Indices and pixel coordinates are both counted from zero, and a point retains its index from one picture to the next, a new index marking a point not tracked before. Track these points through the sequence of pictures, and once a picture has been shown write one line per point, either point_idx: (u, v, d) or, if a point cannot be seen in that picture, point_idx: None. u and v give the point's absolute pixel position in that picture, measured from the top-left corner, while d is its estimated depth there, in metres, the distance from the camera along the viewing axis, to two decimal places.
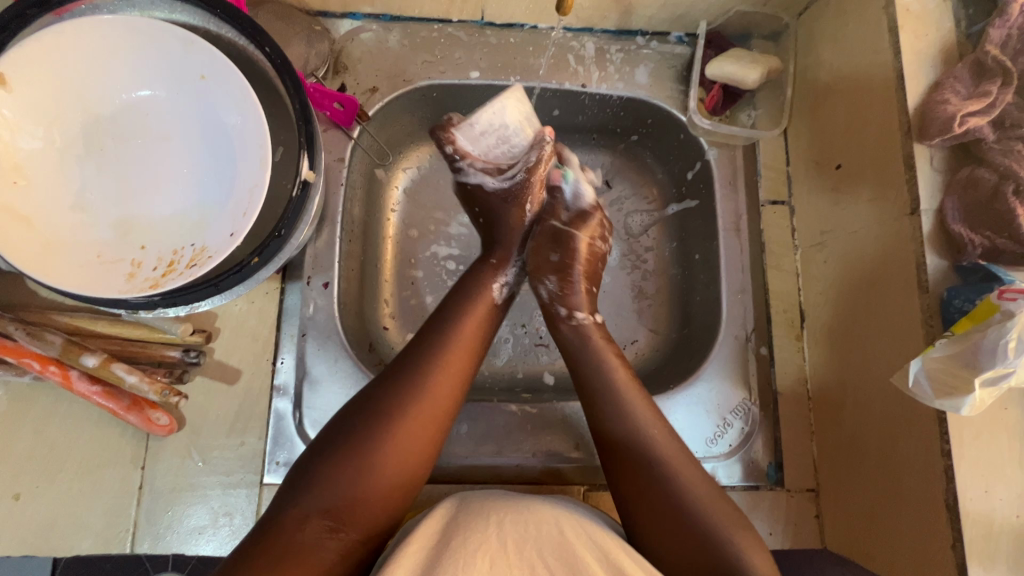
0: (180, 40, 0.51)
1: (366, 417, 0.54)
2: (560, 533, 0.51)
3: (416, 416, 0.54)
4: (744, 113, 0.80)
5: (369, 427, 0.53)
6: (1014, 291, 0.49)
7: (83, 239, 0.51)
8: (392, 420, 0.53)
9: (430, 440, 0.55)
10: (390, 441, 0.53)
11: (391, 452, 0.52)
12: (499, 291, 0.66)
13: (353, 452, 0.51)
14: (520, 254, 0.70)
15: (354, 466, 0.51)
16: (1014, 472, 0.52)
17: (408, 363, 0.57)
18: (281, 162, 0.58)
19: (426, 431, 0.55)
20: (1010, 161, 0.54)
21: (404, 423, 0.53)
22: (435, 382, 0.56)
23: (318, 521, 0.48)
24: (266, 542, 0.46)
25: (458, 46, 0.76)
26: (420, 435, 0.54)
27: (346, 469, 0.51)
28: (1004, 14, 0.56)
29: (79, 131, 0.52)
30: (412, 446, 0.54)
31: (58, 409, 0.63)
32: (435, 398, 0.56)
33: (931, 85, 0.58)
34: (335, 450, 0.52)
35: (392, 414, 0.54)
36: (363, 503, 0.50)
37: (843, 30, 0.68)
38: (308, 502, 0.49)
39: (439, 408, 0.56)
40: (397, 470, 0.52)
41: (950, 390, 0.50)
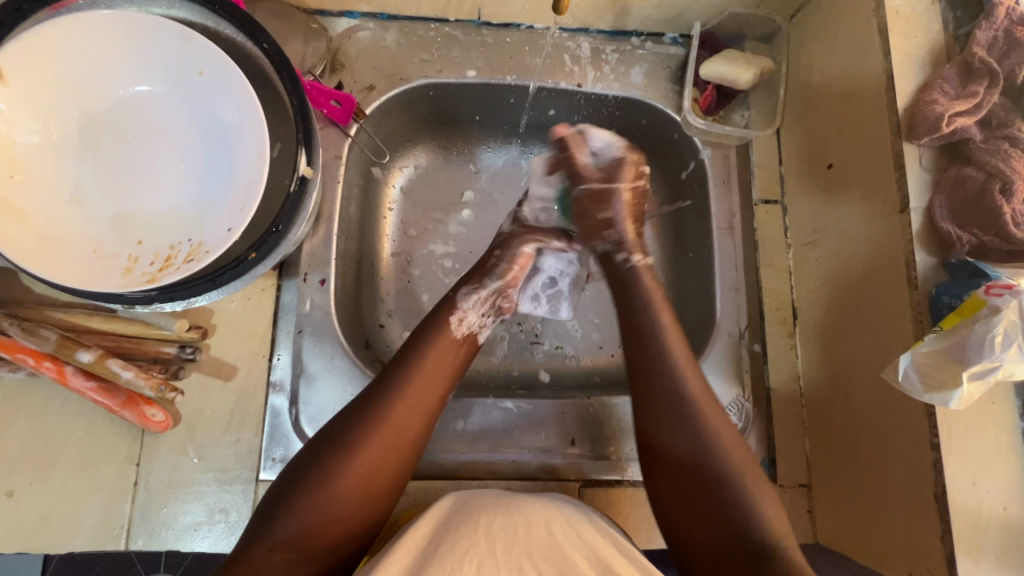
0: (178, 35, 0.52)
1: (331, 448, 0.54)
2: (550, 536, 0.52)
3: (378, 449, 0.54)
4: (738, 114, 0.80)
5: (331, 460, 0.53)
6: (1000, 287, 0.50)
7: (79, 234, 0.51)
8: (354, 452, 0.53)
9: (394, 470, 0.55)
10: (353, 470, 0.53)
11: (360, 482, 0.53)
12: (458, 325, 0.65)
13: (314, 485, 0.52)
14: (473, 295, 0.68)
15: (319, 496, 0.51)
16: (1001, 466, 0.53)
17: (376, 394, 0.57)
18: (279, 159, 0.58)
19: (389, 461, 0.55)
20: (997, 161, 0.55)
21: (366, 455, 0.54)
22: (398, 413, 0.56)
23: (280, 554, 0.48)
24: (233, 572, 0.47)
25: (455, 45, 0.77)
26: (382, 466, 0.54)
27: (311, 500, 0.51)
28: (990, 16, 0.57)
29: (75, 126, 0.52)
30: (374, 478, 0.54)
31: (52, 406, 0.63)
32: (398, 428, 0.56)
33: (920, 86, 0.60)
34: (303, 479, 0.52)
35: (353, 446, 0.54)
36: (328, 532, 0.51)
37: (834, 32, 0.69)
38: (272, 534, 0.49)
39: (406, 436, 0.56)
40: (362, 502, 0.53)
41: (938, 384, 0.51)
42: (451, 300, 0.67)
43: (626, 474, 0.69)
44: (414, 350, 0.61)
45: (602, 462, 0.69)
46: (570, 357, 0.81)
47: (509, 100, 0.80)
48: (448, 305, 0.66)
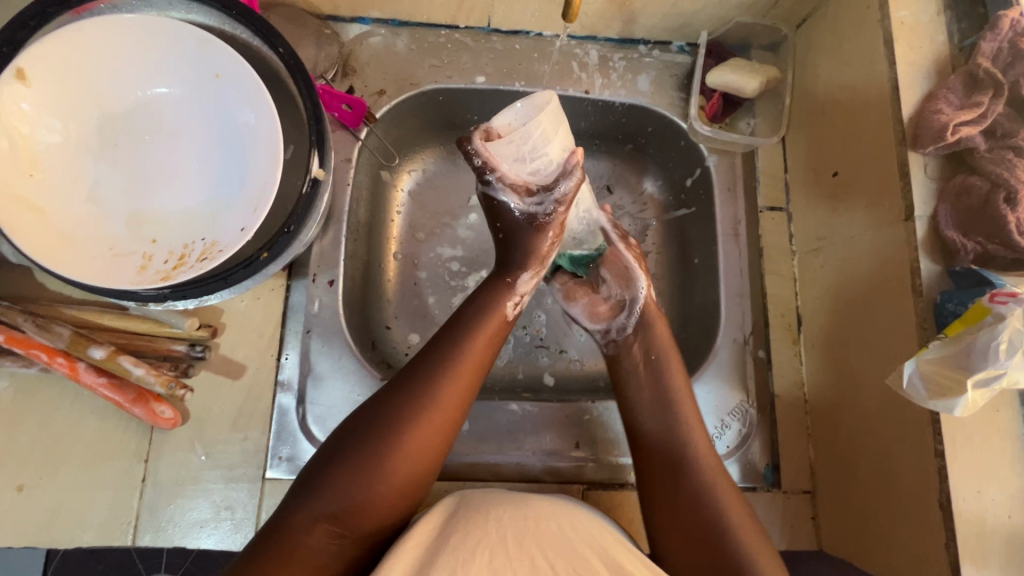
0: (197, 39, 0.53)
1: (377, 423, 0.54)
2: (558, 531, 0.52)
3: (426, 427, 0.55)
4: (744, 121, 0.81)
5: (378, 438, 0.53)
6: (1004, 294, 0.50)
7: (96, 232, 0.52)
8: (403, 429, 0.54)
9: (436, 448, 0.56)
10: (397, 447, 0.53)
11: (405, 460, 0.53)
12: (514, 308, 0.66)
13: (360, 462, 0.52)
14: (526, 275, 0.66)
15: (366, 471, 0.51)
16: (1005, 473, 0.53)
17: (421, 373, 0.57)
18: (291, 160, 0.59)
19: (435, 440, 0.55)
20: (1001, 170, 0.55)
21: (414, 433, 0.54)
22: (445, 392, 0.56)
23: (324, 528, 0.49)
24: (277, 540, 0.48)
25: (464, 51, 0.78)
26: (426, 445, 0.55)
27: (356, 475, 0.51)
28: (995, 28, 0.58)
29: (95, 126, 0.53)
30: (418, 455, 0.54)
31: (63, 402, 0.63)
32: (444, 406, 0.56)
33: (925, 96, 0.60)
34: (347, 452, 0.52)
35: (401, 422, 0.54)
36: (371, 509, 0.51)
37: (840, 42, 0.70)
38: (313, 508, 0.49)
39: (451, 417, 0.57)
40: (406, 479, 0.53)
41: (944, 391, 0.52)
42: (507, 283, 0.66)
43: (630, 477, 0.70)
44: (460, 329, 0.61)
45: (605, 465, 0.70)
46: (575, 361, 0.81)
47: None
48: (496, 282, 0.66)
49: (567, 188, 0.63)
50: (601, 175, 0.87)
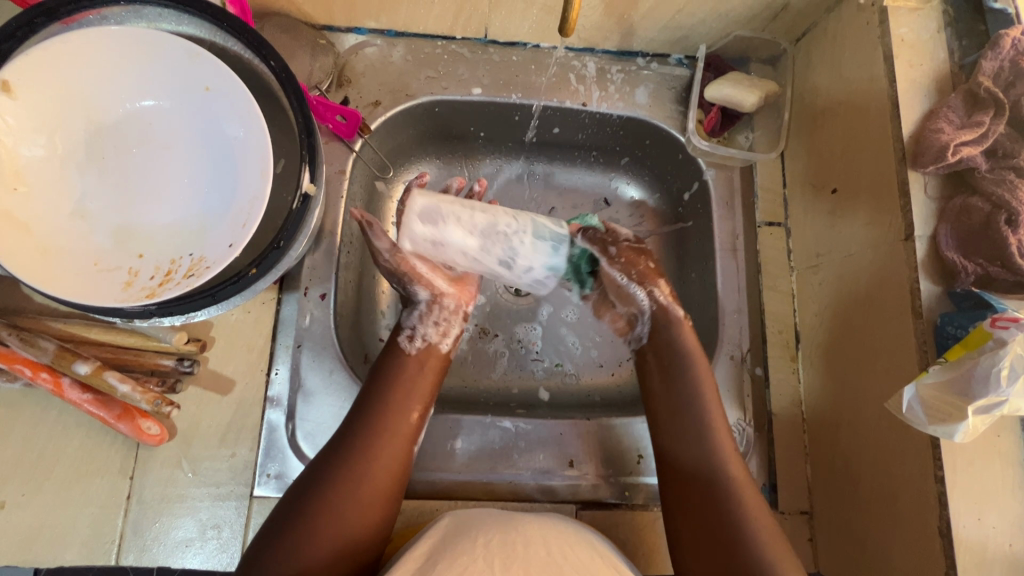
0: (187, 52, 0.52)
1: (306, 489, 0.55)
2: (548, 556, 0.50)
3: (353, 487, 0.55)
4: (743, 135, 0.80)
5: (310, 500, 0.54)
6: (1006, 319, 0.49)
7: (80, 246, 0.51)
8: (331, 490, 0.54)
9: (372, 503, 0.56)
10: (330, 507, 0.53)
11: (334, 523, 0.53)
12: (408, 342, 0.67)
13: (292, 528, 0.52)
14: (418, 309, 0.69)
15: (296, 536, 0.51)
16: (1008, 500, 0.52)
17: (348, 434, 0.59)
18: (282, 175, 0.58)
19: (366, 500, 0.55)
20: (1002, 191, 0.54)
21: (343, 494, 0.54)
22: (369, 449, 0.58)
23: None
24: None
25: (461, 63, 0.77)
26: (360, 500, 0.55)
27: (286, 541, 0.51)
28: (996, 47, 0.57)
29: (81, 139, 0.52)
30: (353, 514, 0.54)
31: (48, 417, 0.62)
32: (375, 458, 0.57)
33: (925, 114, 0.60)
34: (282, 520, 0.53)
35: (330, 482, 0.55)
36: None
37: (840, 57, 0.69)
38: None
39: (382, 474, 0.57)
40: (339, 544, 0.53)
41: (944, 416, 0.51)
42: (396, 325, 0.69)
43: (623, 497, 0.68)
44: (382, 381, 0.63)
45: (600, 484, 0.68)
46: (570, 376, 0.81)
47: (514, 118, 0.80)
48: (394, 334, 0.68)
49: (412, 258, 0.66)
50: (598, 188, 0.87)
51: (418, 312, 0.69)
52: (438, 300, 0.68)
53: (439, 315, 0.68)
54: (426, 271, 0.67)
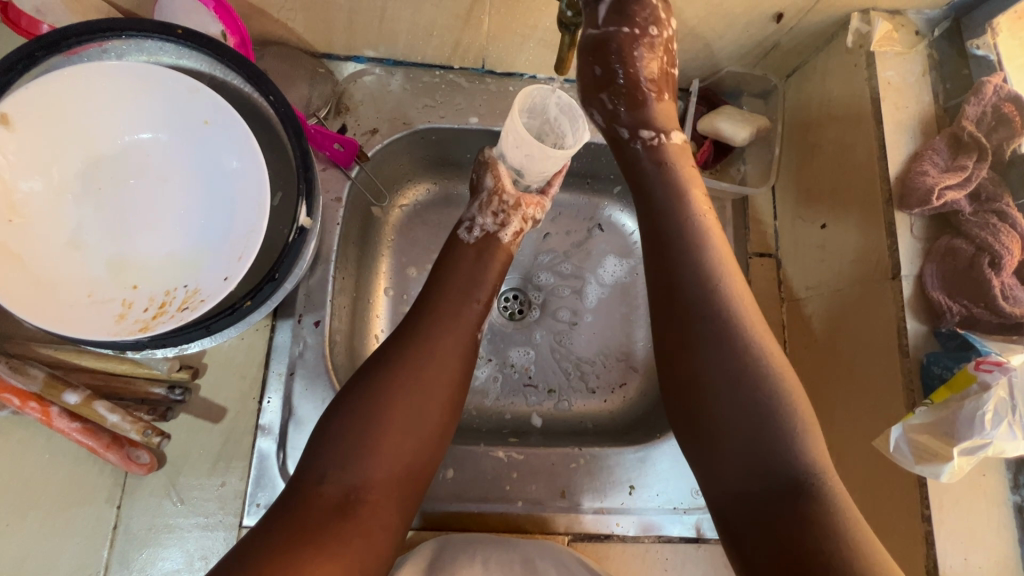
0: (186, 87, 0.52)
1: (361, 393, 0.56)
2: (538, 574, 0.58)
3: (412, 395, 0.56)
4: (735, 168, 0.82)
5: (377, 399, 0.55)
6: (990, 363, 0.50)
7: (74, 278, 0.51)
8: (403, 388, 0.56)
9: (442, 400, 0.57)
10: (400, 405, 0.55)
11: (397, 426, 0.54)
12: (469, 232, 0.69)
13: (365, 423, 0.54)
14: (477, 204, 0.69)
15: (359, 439, 0.53)
16: (992, 538, 0.52)
17: (400, 343, 0.59)
18: (279, 207, 0.58)
19: (426, 405, 0.56)
20: (986, 234, 0.56)
21: (403, 399, 0.55)
22: (423, 360, 0.58)
23: (336, 486, 0.52)
24: (288, 513, 0.50)
25: (458, 92, 0.78)
26: (429, 397, 0.57)
27: (350, 441, 0.53)
28: (978, 93, 0.59)
29: (79, 171, 0.53)
30: (424, 412, 0.56)
31: (35, 445, 0.62)
32: (439, 361, 0.58)
33: (910, 156, 0.61)
34: (342, 420, 0.54)
35: (400, 380, 0.56)
36: (375, 478, 0.53)
37: (828, 95, 0.71)
38: (321, 468, 0.52)
39: (438, 383, 0.57)
40: (401, 446, 0.54)
41: (929, 457, 0.51)
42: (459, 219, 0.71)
43: (613, 529, 0.68)
44: (444, 276, 0.65)
45: (592, 514, 0.68)
46: (562, 402, 0.81)
47: None
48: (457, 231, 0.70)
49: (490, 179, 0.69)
50: (592, 215, 0.88)
51: (477, 208, 0.69)
52: (501, 192, 0.68)
53: (504, 204, 0.69)
54: (493, 163, 0.68)
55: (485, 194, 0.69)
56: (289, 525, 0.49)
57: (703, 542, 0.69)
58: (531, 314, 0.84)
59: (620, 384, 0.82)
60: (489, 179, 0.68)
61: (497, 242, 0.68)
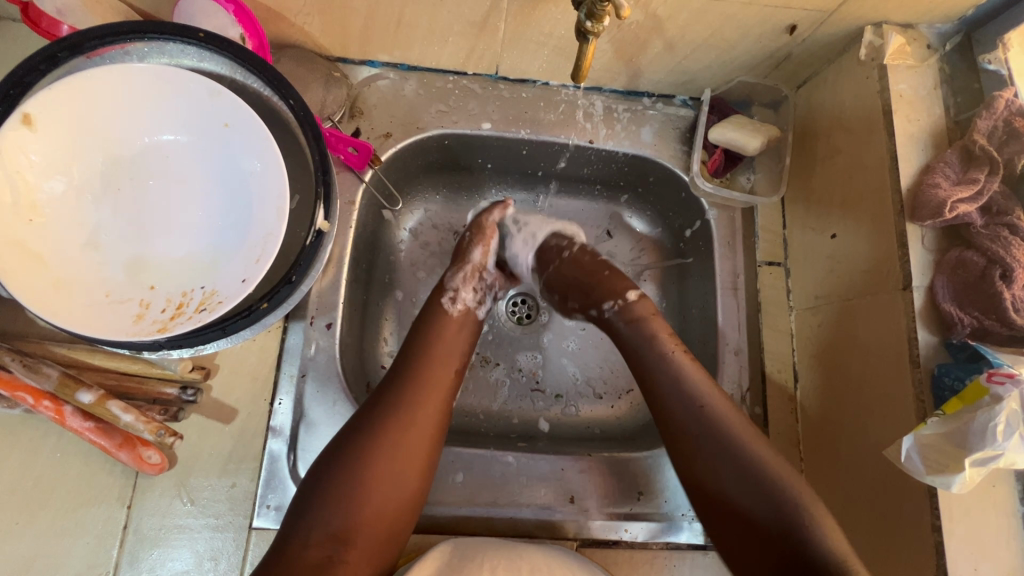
0: (208, 89, 0.53)
1: (347, 446, 0.57)
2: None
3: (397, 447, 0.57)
4: (744, 177, 0.82)
5: (360, 453, 0.56)
6: (1002, 375, 0.51)
7: (93, 278, 0.51)
8: (388, 451, 0.56)
9: (422, 465, 0.58)
10: (383, 467, 0.56)
11: (381, 480, 0.56)
12: (451, 304, 0.69)
13: (347, 485, 0.54)
14: (456, 278, 0.72)
15: (346, 492, 0.54)
16: (1001, 550, 0.53)
17: (386, 393, 0.60)
18: (296, 210, 0.59)
19: (411, 455, 0.57)
20: (997, 247, 0.56)
21: (388, 453, 0.56)
22: (410, 411, 0.59)
23: (320, 547, 0.52)
24: (275, 569, 0.51)
25: (471, 98, 0.79)
26: (410, 461, 0.57)
27: (336, 494, 0.54)
28: (990, 107, 0.60)
29: (99, 171, 0.53)
30: (404, 477, 0.57)
31: (46, 443, 0.62)
32: (420, 424, 0.59)
33: (922, 168, 0.62)
34: (327, 473, 0.55)
35: (384, 441, 0.57)
36: (362, 530, 0.54)
37: (840, 108, 0.71)
38: (305, 528, 0.53)
39: (423, 433, 0.59)
40: (385, 499, 0.55)
41: (941, 467, 0.52)
42: (439, 285, 0.71)
43: (620, 535, 0.68)
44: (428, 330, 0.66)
45: (600, 521, 0.68)
46: (570, 407, 0.81)
47: (522, 152, 0.82)
48: (433, 297, 0.70)
49: (479, 252, 0.74)
50: (601, 222, 0.89)
51: (455, 280, 0.72)
52: (486, 270, 0.74)
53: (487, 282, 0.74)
54: (490, 229, 0.75)
55: (469, 263, 0.73)
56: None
57: (711, 550, 0.69)
58: (539, 318, 0.85)
59: (628, 390, 0.82)
60: (478, 250, 0.74)
61: (477, 320, 0.70)
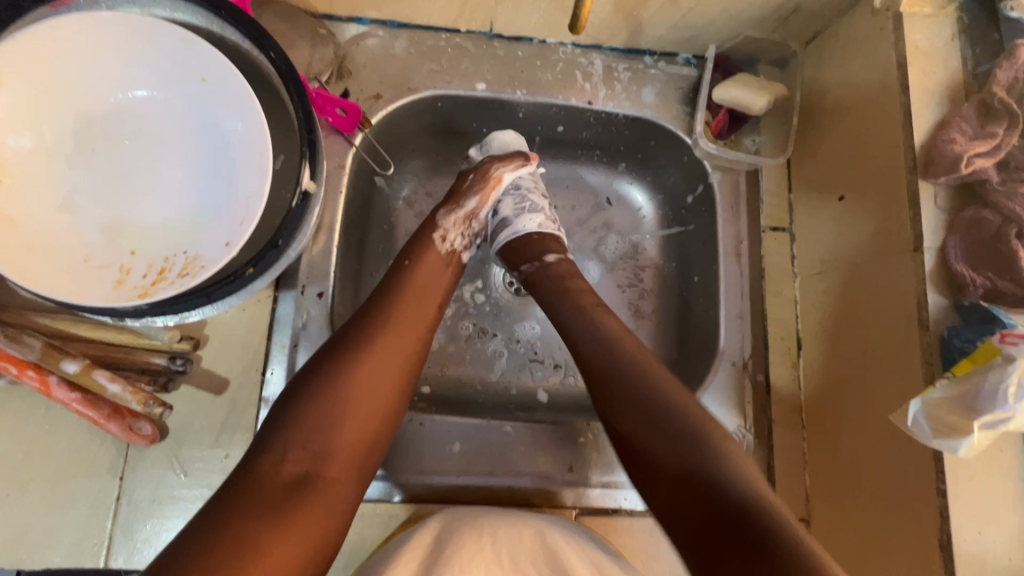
0: (181, 40, 0.49)
1: (326, 358, 0.54)
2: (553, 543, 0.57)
3: (378, 360, 0.55)
4: (749, 139, 0.79)
5: (341, 366, 0.53)
6: (1016, 335, 0.49)
7: (68, 243, 0.49)
8: (368, 367, 0.54)
9: (402, 385, 0.56)
10: (362, 381, 0.53)
11: (361, 389, 0.53)
12: (442, 242, 0.67)
13: (325, 395, 0.52)
14: (448, 220, 0.69)
15: (324, 401, 0.51)
16: (1008, 514, 0.52)
17: (369, 310, 0.58)
18: (281, 171, 0.56)
19: (391, 369, 0.55)
20: (1014, 204, 0.54)
21: (369, 364, 0.54)
22: (393, 328, 0.57)
23: (297, 462, 0.49)
24: (243, 483, 0.47)
25: (465, 57, 0.75)
26: (389, 378, 0.55)
27: (314, 405, 0.51)
28: (1011, 56, 0.57)
29: (70, 130, 0.50)
30: (384, 395, 0.54)
31: (34, 415, 0.60)
32: (401, 341, 0.57)
33: (937, 123, 0.59)
34: (305, 387, 0.52)
35: (363, 353, 0.54)
36: (340, 444, 0.51)
37: (851, 63, 0.68)
38: (281, 443, 0.49)
39: (406, 348, 0.57)
40: (364, 410, 0.53)
41: (948, 430, 0.50)
42: (430, 220, 0.69)
43: (620, 503, 0.68)
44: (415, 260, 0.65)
45: (599, 489, 0.68)
46: (569, 378, 0.80)
47: (518, 114, 0.79)
48: (427, 226, 0.68)
49: (475, 201, 0.71)
50: (601, 188, 0.86)
51: (448, 221, 0.69)
52: (477, 216, 0.72)
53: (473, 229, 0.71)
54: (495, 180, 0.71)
55: (468, 205, 0.71)
56: (245, 499, 0.46)
57: None
58: None
59: None
60: (474, 199, 0.71)
61: (463, 264, 0.68)
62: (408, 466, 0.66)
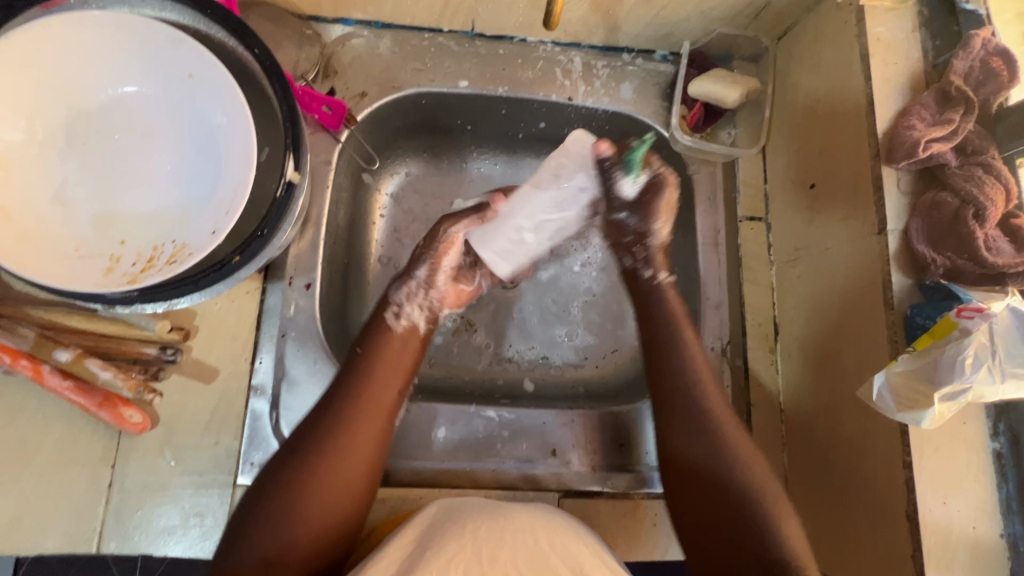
0: (168, 38, 0.52)
1: (282, 463, 0.53)
2: (536, 546, 0.54)
3: (335, 464, 0.53)
4: (725, 131, 0.82)
5: (296, 472, 0.52)
6: (972, 309, 0.51)
7: (60, 232, 0.51)
8: (316, 471, 0.52)
9: (357, 484, 0.54)
10: (316, 487, 0.52)
11: (320, 494, 0.51)
12: (397, 319, 0.64)
13: (279, 502, 0.50)
14: (409, 288, 0.66)
15: (276, 511, 0.50)
16: (970, 484, 0.54)
17: (330, 404, 0.56)
18: (266, 163, 0.58)
19: (347, 473, 0.53)
20: (971, 186, 0.56)
21: (325, 469, 0.52)
22: (351, 427, 0.55)
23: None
24: None
25: (448, 55, 0.78)
26: (344, 482, 0.53)
27: (267, 516, 0.50)
28: (966, 46, 0.59)
29: (62, 125, 0.52)
30: (342, 497, 0.53)
31: (26, 406, 0.62)
32: (359, 439, 0.55)
33: (899, 111, 0.61)
34: (261, 496, 0.51)
35: (318, 456, 0.53)
36: (294, 552, 0.49)
37: (818, 57, 0.70)
38: (238, 557, 0.48)
39: (365, 444, 0.55)
40: (321, 518, 0.51)
41: (911, 403, 0.52)
42: (383, 297, 0.65)
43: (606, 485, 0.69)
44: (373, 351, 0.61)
45: (583, 473, 0.70)
46: (554, 367, 0.81)
47: (501, 112, 0.81)
48: (379, 308, 0.65)
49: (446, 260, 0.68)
50: None
51: (407, 289, 0.66)
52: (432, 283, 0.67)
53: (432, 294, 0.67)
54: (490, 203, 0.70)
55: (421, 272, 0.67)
56: None
57: None
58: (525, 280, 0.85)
59: (612, 350, 0.83)
60: (444, 258, 0.67)
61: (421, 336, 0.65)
62: (395, 451, 0.68)
